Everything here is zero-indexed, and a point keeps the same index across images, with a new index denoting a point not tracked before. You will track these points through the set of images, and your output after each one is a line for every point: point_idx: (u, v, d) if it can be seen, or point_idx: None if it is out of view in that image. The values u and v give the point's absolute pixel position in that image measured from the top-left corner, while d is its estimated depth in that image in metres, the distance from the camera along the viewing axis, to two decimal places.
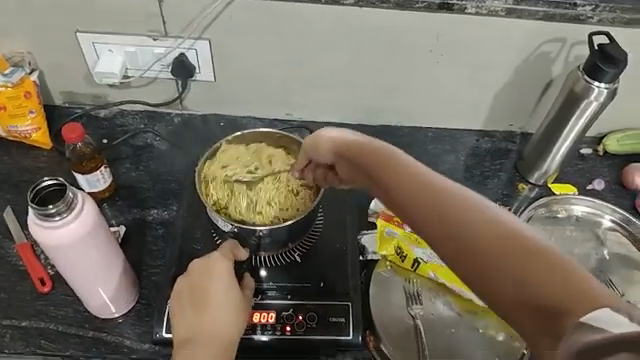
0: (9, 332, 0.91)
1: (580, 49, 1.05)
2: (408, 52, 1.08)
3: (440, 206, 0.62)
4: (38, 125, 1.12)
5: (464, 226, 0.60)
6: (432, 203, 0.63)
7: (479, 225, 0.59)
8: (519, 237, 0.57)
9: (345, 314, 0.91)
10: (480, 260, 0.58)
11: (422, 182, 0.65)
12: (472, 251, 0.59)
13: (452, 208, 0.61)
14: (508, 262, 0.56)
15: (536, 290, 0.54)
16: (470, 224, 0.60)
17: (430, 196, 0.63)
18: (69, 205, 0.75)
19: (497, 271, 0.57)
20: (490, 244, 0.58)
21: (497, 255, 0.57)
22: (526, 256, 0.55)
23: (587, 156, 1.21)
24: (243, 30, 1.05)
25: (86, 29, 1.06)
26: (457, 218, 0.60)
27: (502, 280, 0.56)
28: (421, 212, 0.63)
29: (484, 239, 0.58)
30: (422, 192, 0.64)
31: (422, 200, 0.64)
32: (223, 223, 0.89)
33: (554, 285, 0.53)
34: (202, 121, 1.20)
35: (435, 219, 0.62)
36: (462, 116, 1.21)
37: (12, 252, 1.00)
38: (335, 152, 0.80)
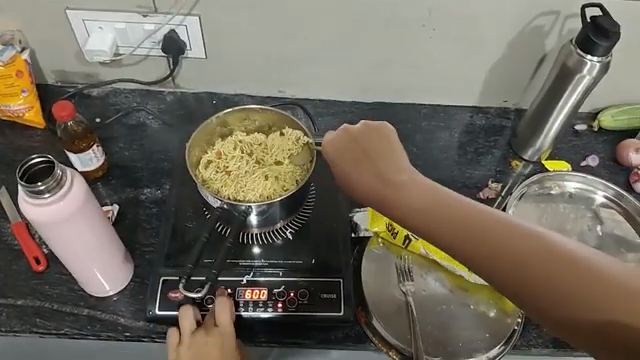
0: (5, 311, 0.92)
1: (574, 22, 1.04)
2: (401, 27, 1.07)
3: (478, 230, 0.68)
4: (31, 104, 1.12)
5: (506, 246, 0.66)
6: (467, 229, 0.68)
7: (520, 242, 0.66)
8: (561, 251, 0.65)
9: (336, 289, 0.91)
10: (527, 278, 0.65)
11: (445, 205, 0.70)
12: (519, 273, 0.65)
13: (489, 228, 0.67)
14: (558, 279, 0.64)
15: (591, 306, 0.62)
16: (517, 253, 0.66)
17: (460, 223, 0.69)
18: (59, 182, 0.75)
19: (547, 290, 0.64)
20: (539, 263, 0.65)
21: (544, 274, 0.64)
22: (573, 269, 0.63)
23: (581, 132, 1.20)
24: (234, 6, 1.04)
25: (75, 6, 1.05)
26: (497, 240, 0.67)
27: (554, 298, 0.64)
28: (468, 246, 0.68)
29: (531, 266, 0.65)
30: (462, 224, 0.69)
31: (457, 225, 0.69)
32: (213, 199, 0.90)
33: (603, 293, 0.62)
34: (195, 99, 1.20)
35: (479, 245, 0.67)
36: (456, 92, 1.20)
37: (7, 232, 1.00)
38: (357, 160, 0.79)
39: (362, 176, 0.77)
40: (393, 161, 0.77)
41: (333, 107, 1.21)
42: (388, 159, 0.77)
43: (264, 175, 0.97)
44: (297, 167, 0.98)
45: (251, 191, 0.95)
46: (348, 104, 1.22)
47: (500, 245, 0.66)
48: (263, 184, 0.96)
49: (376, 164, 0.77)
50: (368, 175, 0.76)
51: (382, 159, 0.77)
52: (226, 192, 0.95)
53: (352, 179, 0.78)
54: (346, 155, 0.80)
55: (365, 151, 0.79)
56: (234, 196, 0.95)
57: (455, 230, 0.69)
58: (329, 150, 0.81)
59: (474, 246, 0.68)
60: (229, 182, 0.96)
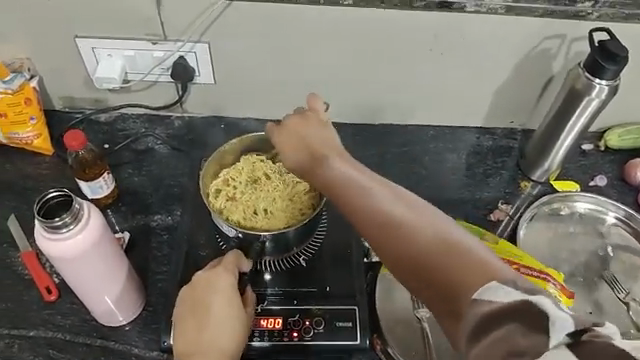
0: (17, 342, 0.93)
1: (580, 45, 1.05)
2: (410, 52, 1.08)
3: (362, 194, 0.71)
4: (39, 131, 1.12)
5: (389, 216, 0.68)
6: (354, 193, 0.72)
7: (391, 210, 0.69)
8: (431, 224, 0.66)
9: (352, 318, 0.91)
10: (398, 241, 0.67)
11: (347, 179, 0.73)
12: (389, 234, 0.68)
13: (371, 195, 0.71)
14: (421, 246, 0.65)
15: (450, 274, 0.62)
16: (392, 218, 0.68)
17: (354, 195, 0.71)
18: (76, 216, 0.75)
19: (417, 257, 0.65)
20: (415, 235, 0.66)
21: (419, 243, 0.66)
22: (439, 241, 0.65)
23: (588, 152, 1.21)
24: (242, 33, 1.04)
25: (85, 34, 1.05)
26: (378, 211, 0.69)
27: (422, 266, 0.65)
28: (352, 207, 0.71)
29: (402, 231, 0.67)
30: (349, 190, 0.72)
31: (350, 197, 0.72)
32: (228, 228, 0.90)
33: (460, 261, 0.62)
34: (203, 124, 1.20)
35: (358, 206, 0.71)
36: (463, 113, 1.20)
37: (18, 262, 1.01)
38: (299, 145, 0.79)
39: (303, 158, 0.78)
40: (322, 139, 0.79)
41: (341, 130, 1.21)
42: (320, 135, 0.79)
43: (281, 199, 0.96)
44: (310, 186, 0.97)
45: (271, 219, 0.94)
46: (356, 126, 1.22)
47: (383, 215, 0.69)
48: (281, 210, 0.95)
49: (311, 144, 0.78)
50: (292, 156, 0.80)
51: (315, 137, 0.79)
52: (245, 223, 0.93)
53: (291, 162, 0.79)
54: (283, 140, 0.81)
55: (303, 139, 0.79)
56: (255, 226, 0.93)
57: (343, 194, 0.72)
58: (273, 130, 0.82)
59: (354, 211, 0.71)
60: (247, 211, 0.94)
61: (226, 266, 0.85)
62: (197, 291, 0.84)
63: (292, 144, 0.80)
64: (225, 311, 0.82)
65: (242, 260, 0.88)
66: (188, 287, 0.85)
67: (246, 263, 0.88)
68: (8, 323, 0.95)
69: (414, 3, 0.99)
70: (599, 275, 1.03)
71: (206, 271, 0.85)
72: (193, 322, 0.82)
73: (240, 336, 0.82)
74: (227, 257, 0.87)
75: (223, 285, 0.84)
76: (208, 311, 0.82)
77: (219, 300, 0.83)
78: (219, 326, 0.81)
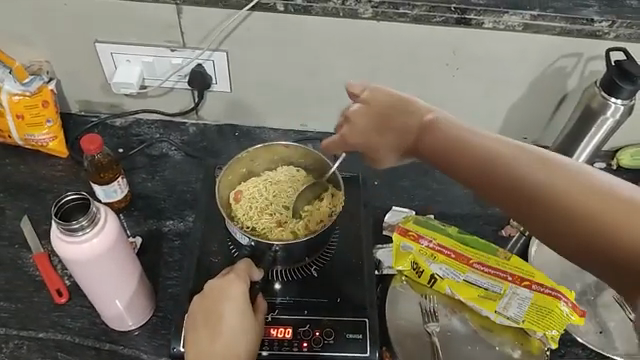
0: (26, 343, 0.93)
1: (596, 64, 1.05)
2: (426, 66, 1.08)
3: (481, 156, 0.68)
4: (55, 133, 1.13)
5: (525, 172, 0.65)
6: (466, 153, 0.70)
7: (519, 166, 0.65)
8: (578, 179, 0.62)
9: (362, 330, 0.91)
10: (535, 198, 0.64)
11: (450, 136, 0.72)
12: (529, 193, 0.64)
13: (488, 155, 0.68)
14: (563, 206, 0.61)
15: (615, 233, 0.58)
16: (532, 178, 0.64)
17: (477, 154, 0.69)
18: (93, 220, 0.76)
19: (552, 215, 0.62)
20: (575, 192, 0.61)
21: (557, 200, 0.62)
22: (567, 195, 0.61)
23: (600, 171, 1.20)
24: (260, 42, 1.05)
25: (104, 40, 1.06)
26: (522, 170, 0.65)
27: (559, 223, 0.62)
28: (467, 169, 0.70)
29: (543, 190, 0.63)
30: (465, 151, 0.70)
31: (471, 159, 0.69)
32: (241, 236, 0.90)
33: (600, 224, 0.59)
34: (217, 131, 1.21)
35: (473, 168, 0.69)
36: (476, 128, 1.20)
37: (29, 263, 1.01)
38: (383, 128, 0.80)
39: (390, 132, 0.79)
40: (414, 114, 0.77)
41: None
42: (408, 110, 0.78)
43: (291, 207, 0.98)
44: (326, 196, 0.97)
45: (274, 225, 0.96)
46: None
47: (517, 176, 0.65)
48: (287, 217, 0.97)
49: (394, 122, 0.79)
50: (374, 141, 0.82)
51: (403, 110, 0.78)
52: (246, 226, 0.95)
53: (384, 145, 0.81)
54: (364, 125, 0.82)
55: (387, 121, 0.80)
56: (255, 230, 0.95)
57: (452, 158, 0.71)
58: (348, 132, 0.84)
59: (471, 171, 0.69)
60: (252, 213, 0.97)
61: (237, 273, 0.86)
62: (207, 297, 0.84)
63: (377, 129, 0.81)
64: (237, 319, 0.82)
65: (252, 269, 0.88)
66: (200, 294, 0.85)
67: (257, 272, 0.88)
68: (18, 323, 0.95)
69: (433, 18, 0.99)
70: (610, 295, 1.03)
71: (218, 278, 0.85)
72: (204, 330, 0.83)
73: (252, 341, 0.83)
74: (238, 265, 0.87)
75: (234, 291, 0.84)
76: (220, 319, 0.82)
77: (230, 306, 0.83)
78: (232, 333, 0.81)
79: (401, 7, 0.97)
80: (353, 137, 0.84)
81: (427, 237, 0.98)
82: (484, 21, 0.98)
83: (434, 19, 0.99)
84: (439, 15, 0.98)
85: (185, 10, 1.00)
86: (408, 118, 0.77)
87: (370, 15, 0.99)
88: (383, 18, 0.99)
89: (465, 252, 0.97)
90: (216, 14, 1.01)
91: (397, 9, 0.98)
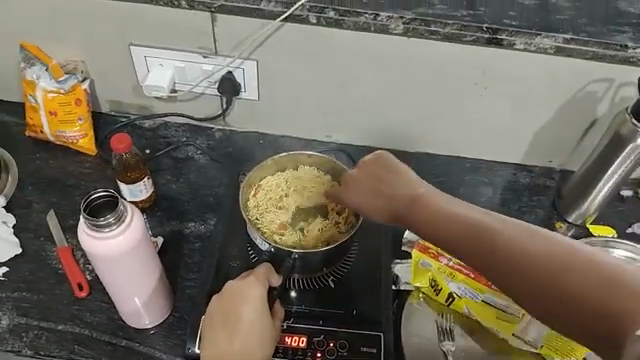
0: (45, 334, 0.95)
1: (627, 90, 1.04)
2: (454, 84, 1.08)
3: (458, 222, 0.74)
4: (86, 131, 1.16)
5: (512, 246, 0.68)
6: (445, 219, 0.75)
7: (496, 231, 0.70)
8: (552, 243, 0.66)
9: (376, 344, 0.90)
10: (513, 262, 0.68)
11: (431, 204, 0.78)
12: (507, 257, 0.68)
13: (465, 221, 0.73)
14: (540, 267, 0.65)
15: (599, 297, 0.60)
16: (508, 243, 0.69)
17: (469, 227, 0.72)
18: (119, 218, 0.78)
19: (530, 275, 0.66)
20: (556, 262, 0.65)
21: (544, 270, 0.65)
22: (543, 255, 0.66)
23: (627, 198, 1.18)
24: (290, 52, 1.07)
25: (140, 43, 1.09)
26: (512, 242, 0.68)
27: (537, 282, 0.65)
28: (447, 235, 0.74)
29: (521, 253, 0.67)
30: (444, 217, 0.75)
31: (463, 231, 0.73)
32: (261, 242, 0.92)
33: (576, 281, 0.62)
34: (243, 138, 1.22)
35: (454, 233, 0.73)
36: (501, 149, 1.20)
37: (53, 256, 1.03)
38: (374, 190, 0.84)
39: (380, 195, 0.83)
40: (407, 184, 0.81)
41: None
42: (399, 180, 0.82)
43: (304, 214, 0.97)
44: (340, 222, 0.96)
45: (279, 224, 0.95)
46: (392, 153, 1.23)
47: (506, 246, 0.69)
48: (300, 224, 0.96)
49: (386, 184, 0.83)
50: (368, 201, 0.84)
51: (394, 178, 0.83)
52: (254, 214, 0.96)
53: (374, 209, 0.83)
54: (359, 186, 0.85)
55: (379, 187, 0.83)
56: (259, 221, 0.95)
57: (433, 221, 0.76)
58: (345, 191, 0.86)
59: (451, 235, 0.74)
60: (266, 204, 0.97)
61: (257, 277, 0.86)
62: (226, 298, 0.85)
63: (369, 187, 0.84)
64: (255, 322, 0.83)
65: (271, 273, 0.88)
66: (219, 294, 0.86)
67: (275, 277, 0.88)
68: (38, 314, 0.97)
69: (463, 37, 0.99)
70: None
71: (238, 281, 0.85)
72: (221, 330, 0.83)
73: (268, 345, 0.83)
74: (258, 269, 0.87)
75: (252, 294, 0.84)
76: (238, 321, 0.83)
77: (249, 309, 0.83)
78: (249, 336, 0.82)
79: (432, 25, 0.98)
80: (351, 192, 0.86)
81: (447, 255, 0.94)
82: (516, 42, 0.98)
83: (465, 38, 0.99)
84: (470, 34, 0.98)
85: (219, 18, 1.02)
86: (398, 184, 0.82)
87: (401, 31, 1.00)
88: (413, 34, 1.00)
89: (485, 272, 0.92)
90: (249, 23, 1.03)
91: (428, 26, 0.98)
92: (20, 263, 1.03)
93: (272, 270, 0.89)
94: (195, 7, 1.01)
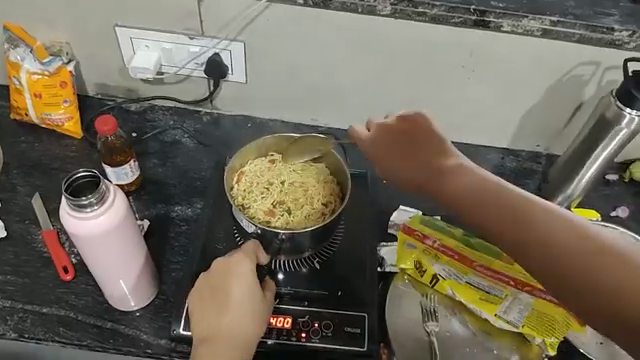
0: (30, 317, 0.95)
1: (614, 74, 1.04)
2: (442, 67, 1.08)
3: (511, 212, 0.69)
4: (71, 114, 1.14)
5: (559, 244, 0.65)
6: (497, 208, 0.70)
7: (548, 228, 0.66)
8: (595, 243, 0.63)
9: (361, 325, 0.91)
10: (560, 262, 0.64)
11: (487, 192, 0.71)
12: (551, 256, 0.65)
13: (521, 214, 0.68)
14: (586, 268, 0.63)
15: (610, 282, 0.61)
16: (557, 242, 0.65)
17: (503, 203, 0.70)
18: (102, 198, 0.78)
19: (573, 276, 0.64)
20: (595, 257, 0.62)
21: (561, 251, 0.64)
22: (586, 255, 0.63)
23: (612, 182, 1.19)
24: (278, 34, 1.06)
25: (125, 24, 1.08)
26: (542, 224, 0.66)
27: (580, 284, 0.63)
28: (499, 230, 0.69)
29: (565, 253, 0.64)
30: (498, 209, 0.69)
31: (502, 211, 0.69)
32: (247, 223, 0.90)
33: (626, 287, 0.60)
34: (230, 121, 1.22)
35: (508, 227, 0.68)
36: (488, 133, 1.20)
37: (38, 239, 1.03)
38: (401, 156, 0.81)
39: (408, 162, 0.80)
40: (442, 157, 0.77)
41: None
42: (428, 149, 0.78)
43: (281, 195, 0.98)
44: (312, 211, 0.96)
45: (255, 201, 0.96)
46: None
47: (532, 221, 0.67)
48: (286, 206, 0.96)
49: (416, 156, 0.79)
50: (394, 166, 0.82)
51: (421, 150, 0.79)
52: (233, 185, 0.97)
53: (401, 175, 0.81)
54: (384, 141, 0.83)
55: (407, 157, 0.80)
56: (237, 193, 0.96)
57: (486, 212, 0.70)
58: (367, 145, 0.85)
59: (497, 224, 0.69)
60: (251, 184, 0.97)
61: (243, 253, 0.85)
62: (215, 276, 0.84)
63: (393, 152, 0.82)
64: (241, 298, 0.83)
65: (260, 249, 0.87)
66: (208, 271, 0.86)
67: (263, 255, 0.87)
68: (23, 297, 0.97)
69: (451, 19, 0.99)
70: None
71: (225, 258, 0.85)
72: (211, 307, 0.84)
73: (257, 321, 0.83)
74: (245, 246, 0.87)
75: (241, 271, 0.84)
76: (226, 297, 0.83)
77: (238, 286, 0.83)
78: (237, 313, 0.82)
79: (420, 6, 0.97)
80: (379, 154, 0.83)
81: (433, 237, 0.96)
82: (503, 24, 0.98)
83: (453, 20, 0.98)
84: (457, 16, 0.98)
85: None
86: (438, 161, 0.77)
87: (388, 12, 0.99)
88: (401, 16, 0.99)
89: (470, 253, 0.94)
90: (235, 4, 1.01)
91: (416, 8, 0.97)
92: (4, 246, 1.02)
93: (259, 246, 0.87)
94: None
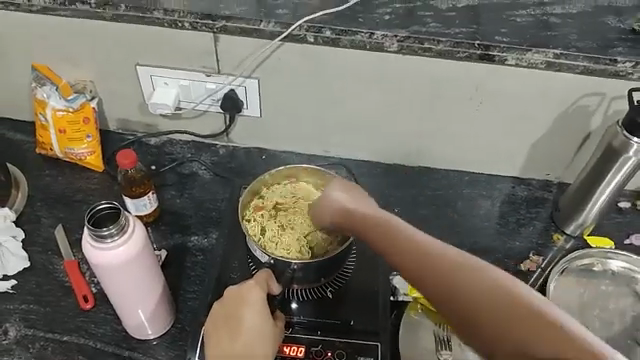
0: (51, 345, 0.98)
1: (620, 103, 1.06)
2: (450, 100, 1.11)
3: (426, 257, 0.74)
4: (93, 148, 1.19)
5: (470, 287, 0.69)
6: (415, 252, 0.76)
7: (458, 272, 0.71)
8: (498, 287, 0.68)
9: (373, 353, 0.92)
10: (467, 302, 0.69)
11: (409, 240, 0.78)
12: (460, 297, 0.70)
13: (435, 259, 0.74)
14: (490, 309, 0.67)
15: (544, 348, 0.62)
16: (466, 284, 0.70)
17: (452, 267, 0.72)
18: (122, 229, 0.81)
19: (481, 317, 0.67)
20: (500, 298, 0.67)
21: (487, 301, 0.67)
22: (490, 293, 0.67)
23: (625, 210, 1.20)
24: (289, 70, 1.10)
25: (145, 63, 1.13)
26: (458, 272, 0.71)
27: (483, 320, 0.67)
28: (419, 272, 0.74)
29: (473, 294, 0.69)
30: (415, 252, 0.76)
31: (419, 258, 0.75)
32: (260, 254, 0.93)
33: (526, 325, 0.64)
34: (246, 154, 1.26)
35: (424, 268, 0.74)
36: (497, 163, 1.22)
37: (59, 269, 1.06)
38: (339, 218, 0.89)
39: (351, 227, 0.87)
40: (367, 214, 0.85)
41: (376, 169, 1.25)
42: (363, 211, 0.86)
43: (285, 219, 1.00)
44: (287, 251, 0.96)
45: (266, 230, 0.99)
46: (392, 167, 1.26)
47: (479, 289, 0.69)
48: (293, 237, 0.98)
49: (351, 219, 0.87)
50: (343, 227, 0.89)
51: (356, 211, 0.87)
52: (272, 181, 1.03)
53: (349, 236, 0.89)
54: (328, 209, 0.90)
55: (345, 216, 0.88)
56: (267, 189, 1.03)
57: (404, 255, 0.77)
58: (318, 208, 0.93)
59: (417, 263, 0.75)
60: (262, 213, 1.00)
61: (257, 281, 0.87)
62: (228, 304, 0.86)
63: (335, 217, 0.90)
64: (254, 327, 0.85)
65: (271, 278, 0.89)
66: (220, 300, 0.88)
67: (275, 284, 0.89)
68: (44, 326, 1.00)
69: (456, 53, 1.02)
70: (626, 336, 1.02)
71: (237, 287, 0.87)
72: (224, 336, 0.85)
73: (270, 344, 0.85)
74: (258, 274, 0.89)
75: (254, 298, 0.86)
76: (239, 326, 0.84)
77: (251, 315, 0.85)
78: (250, 341, 0.84)
79: (426, 42, 1.01)
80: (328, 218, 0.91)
81: None
82: (507, 58, 1.01)
83: (458, 54, 1.02)
84: (463, 51, 1.01)
85: (221, 38, 1.06)
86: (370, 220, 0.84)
87: (396, 49, 1.03)
88: (408, 51, 1.03)
89: None
90: (250, 43, 1.06)
91: (422, 44, 1.01)
92: (27, 276, 1.06)
93: (271, 274, 0.90)
94: (199, 28, 1.04)
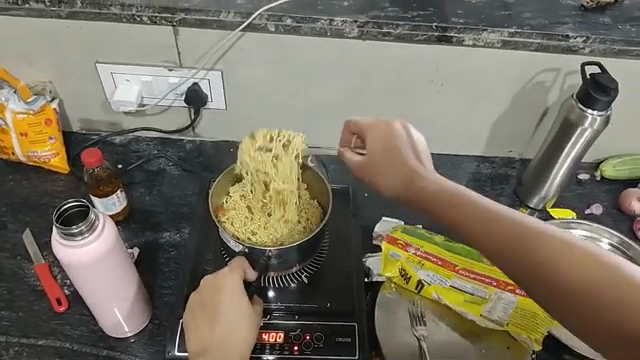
0: (26, 351, 0.96)
1: (573, 78, 1.10)
2: (412, 83, 1.13)
3: (485, 215, 0.75)
4: (57, 150, 1.17)
5: (530, 242, 0.72)
6: (469, 214, 0.76)
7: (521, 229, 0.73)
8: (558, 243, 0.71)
9: (351, 333, 0.94)
10: (529, 258, 0.71)
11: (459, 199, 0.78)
12: (526, 255, 0.71)
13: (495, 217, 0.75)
14: (554, 264, 0.70)
15: (610, 309, 0.66)
16: (527, 241, 0.72)
17: (501, 224, 0.74)
18: (92, 225, 0.81)
19: (547, 273, 0.70)
20: (562, 253, 0.70)
21: (549, 257, 0.70)
22: (552, 248, 0.71)
23: (584, 181, 1.24)
24: (253, 61, 1.10)
25: (105, 60, 1.12)
26: (519, 231, 0.73)
27: (547, 276, 0.70)
28: (476, 230, 0.76)
29: (538, 252, 0.71)
30: (470, 212, 0.76)
31: (473, 217, 0.76)
32: (234, 243, 0.92)
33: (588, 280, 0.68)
34: (213, 148, 1.25)
35: (483, 226, 0.75)
36: (461, 143, 1.25)
37: (29, 273, 1.05)
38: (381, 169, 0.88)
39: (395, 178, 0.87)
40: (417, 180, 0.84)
41: None
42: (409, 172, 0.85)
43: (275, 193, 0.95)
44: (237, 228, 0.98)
45: (241, 221, 0.99)
46: None
47: (533, 239, 0.72)
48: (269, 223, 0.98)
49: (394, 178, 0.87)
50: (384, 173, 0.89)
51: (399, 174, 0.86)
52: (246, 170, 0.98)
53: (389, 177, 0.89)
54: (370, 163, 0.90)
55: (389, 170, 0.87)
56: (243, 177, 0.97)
57: (461, 215, 0.77)
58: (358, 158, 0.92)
59: (473, 223, 0.76)
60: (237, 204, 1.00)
61: (232, 269, 0.89)
62: (205, 294, 0.87)
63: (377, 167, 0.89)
64: (231, 315, 0.86)
65: (246, 265, 0.91)
66: (196, 291, 0.89)
67: (251, 272, 0.91)
68: (18, 331, 0.98)
69: (415, 36, 1.04)
70: None
71: (213, 276, 0.89)
72: (203, 327, 0.86)
73: (250, 329, 0.86)
74: (235, 263, 0.90)
75: (230, 286, 0.87)
76: (217, 315, 0.85)
77: (228, 303, 0.86)
78: (228, 331, 0.84)
79: (385, 26, 1.03)
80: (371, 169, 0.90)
81: (415, 245, 1.00)
82: (465, 38, 1.04)
83: (417, 37, 1.04)
84: (421, 33, 1.03)
85: (181, 31, 1.05)
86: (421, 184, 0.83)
87: (356, 35, 1.04)
88: (368, 37, 1.05)
89: (453, 259, 0.98)
90: (210, 35, 1.06)
91: (381, 28, 1.03)
92: None
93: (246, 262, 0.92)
94: (157, 22, 1.04)
